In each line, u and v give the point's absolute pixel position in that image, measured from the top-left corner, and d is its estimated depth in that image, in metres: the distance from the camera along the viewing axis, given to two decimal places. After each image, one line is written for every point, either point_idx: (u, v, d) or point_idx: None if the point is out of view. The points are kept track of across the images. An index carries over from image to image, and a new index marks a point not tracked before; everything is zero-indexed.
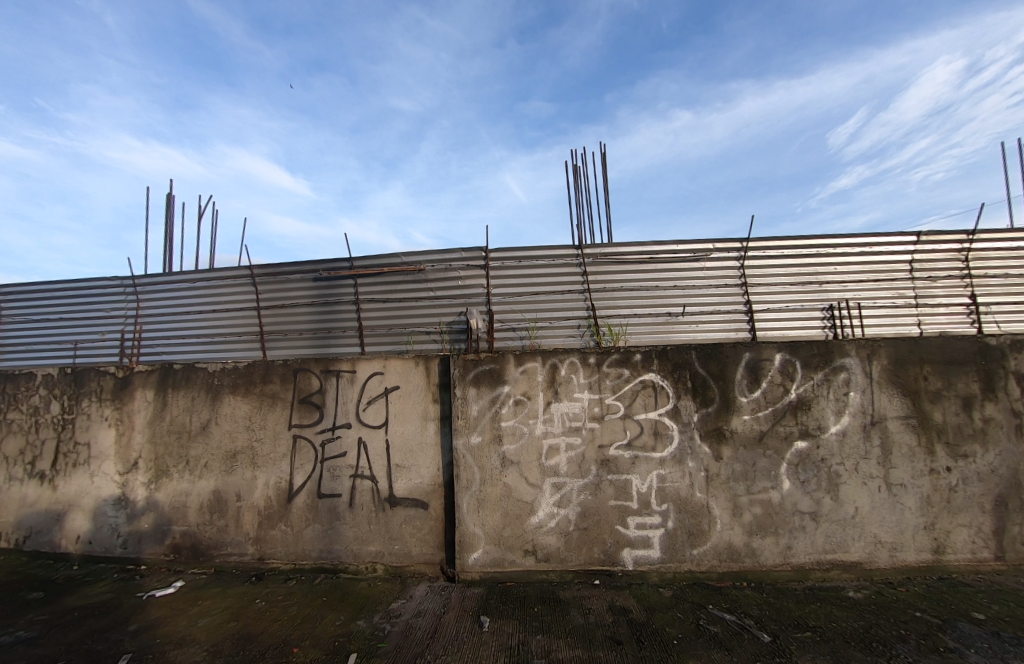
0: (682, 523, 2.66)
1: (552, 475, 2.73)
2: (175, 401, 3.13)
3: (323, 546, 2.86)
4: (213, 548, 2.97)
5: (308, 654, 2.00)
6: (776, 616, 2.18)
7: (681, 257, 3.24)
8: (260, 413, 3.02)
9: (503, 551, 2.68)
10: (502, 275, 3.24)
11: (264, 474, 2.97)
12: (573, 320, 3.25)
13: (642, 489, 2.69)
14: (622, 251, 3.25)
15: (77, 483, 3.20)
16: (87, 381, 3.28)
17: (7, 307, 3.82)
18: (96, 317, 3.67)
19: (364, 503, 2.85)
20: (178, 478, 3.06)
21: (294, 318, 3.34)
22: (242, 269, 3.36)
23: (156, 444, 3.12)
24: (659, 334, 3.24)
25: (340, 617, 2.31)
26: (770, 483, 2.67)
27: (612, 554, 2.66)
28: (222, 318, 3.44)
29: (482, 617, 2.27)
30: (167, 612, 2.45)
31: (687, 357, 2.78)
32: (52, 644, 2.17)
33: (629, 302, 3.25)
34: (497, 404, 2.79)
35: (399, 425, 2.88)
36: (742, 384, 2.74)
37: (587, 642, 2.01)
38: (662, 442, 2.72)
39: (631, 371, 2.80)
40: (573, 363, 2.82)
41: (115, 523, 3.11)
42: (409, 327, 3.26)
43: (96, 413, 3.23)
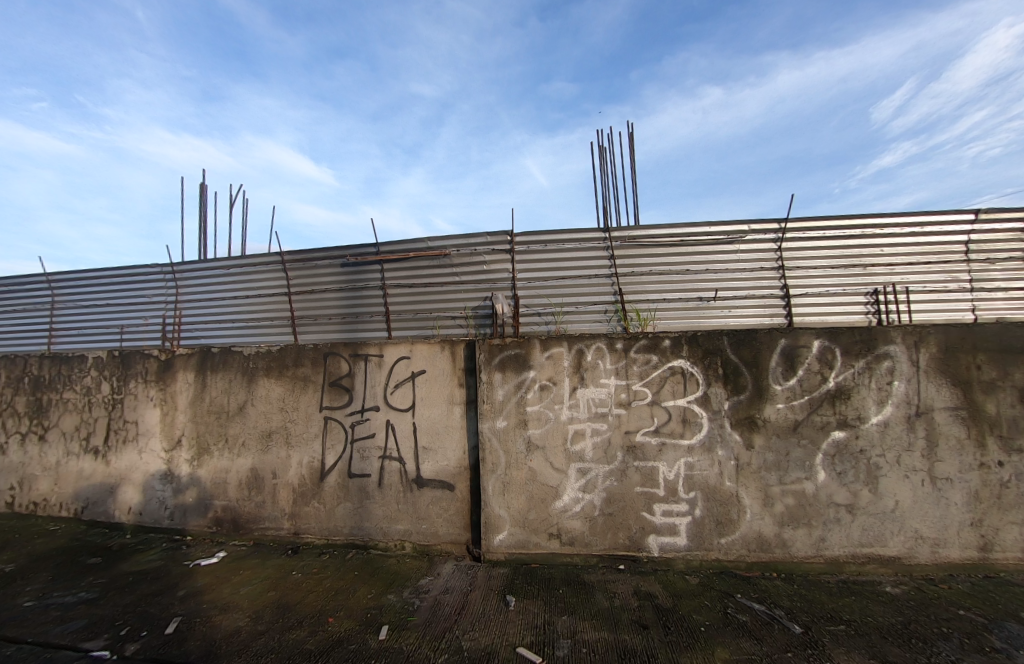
0: (710, 512, 2.60)
1: (578, 460, 2.71)
2: (214, 383, 3.27)
3: (353, 524, 2.96)
4: (251, 522, 3.12)
5: (342, 624, 2.09)
6: (808, 608, 2.12)
7: (714, 239, 3.10)
8: (293, 395, 3.12)
9: (528, 533, 2.71)
10: (527, 259, 3.19)
11: (298, 453, 3.08)
12: (599, 305, 3.18)
13: (669, 476, 2.65)
14: (651, 233, 3.13)
15: (127, 458, 3.41)
16: (133, 363, 3.46)
17: (58, 294, 4.05)
18: (139, 303, 3.85)
19: (393, 483, 2.92)
20: (218, 455, 3.21)
21: (323, 303, 3.41)
22: (273, 255, 3.44)
23: (197, 422, 3.28)
24: (689, 319, 3.14)
25: (371, 591, 2.40)
26: (805, 474, 2.57)
27: (637, 540, 2.64)
28: (255, 303, 3.55)
29: (508, 596, 2.31)
30: (212, 579, 2.61)
31: (718, 343, 2.68)
32: (110, 605, 2.35)
33: (658, 287, 3.15)
34: (522, 389, 2.78)
35: (425, 408, 2.92)
36: (776, 372, 2.63)
37: (612, 624, 2.01)
38: (690, 429, 2.66)
39: (660, 357, 2.73)
40: (600, 348, 2.77)
41: (163, 496, 3.31)
42: (435, 312, 3.29)
43: (142, 393, 3.41)
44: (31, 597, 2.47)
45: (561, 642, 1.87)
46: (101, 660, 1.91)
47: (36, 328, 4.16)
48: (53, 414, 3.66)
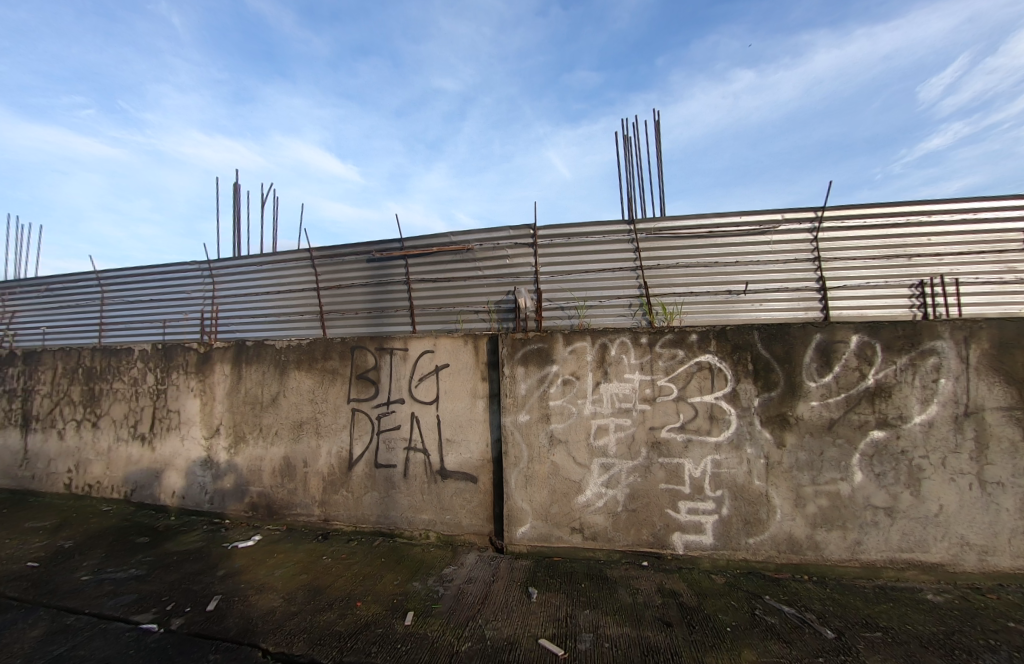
0: (738, 510, 2.54)
1: (601, 456, 2.69)
2: (249, 374, 3.42)
3: (380, 513, 3.04)
4: (284, 507, 3.25)
5: (369, 608, 2.17)
6: (842, 613, 2.04)
7: (745, 229, 2.98)
8: (323, 387, 3.22)
9: (551, 527, 2.72)
10: (550, 253, 3.16)
11: (327, 442, 3.18)
12: (624, 298, 3.13)
13: (695, 473, 2.59)
14: (678, 224, 3.04)
15: (171, 445, 3.62)
16: (175, 355, 3.66)
17: (107, 290, 4.31)
18: (179, 299, 4.05)
19: (418, 473, 2.98)
20: (253, 443, 3.36)
21: (350, 298, 3.49)
22: (303, 252, 3.54)
23: (234, 412, 3.43)
24: (717, 313, 3.04)
25: (397, 577, 2.47)
26: (840, 474, 2.46)
27: (661, 538, 2.60)
28: (286, 298, 3.67)
29: (531, 588, 2.33)
30: (248, 561, 2.75)
31: (748, 338, 2.59)
32: (157, 582, 2.52)
33: (685, 280, 3.07)
34: (545, 383, 2.77)
35: (449, 402, 2.96)
36: (811, 368, 2.52)
37: (635, 620, 2.00)
38: (718, 426, 2.59)
39: (686, 352, 2.67)
40: (624, 342, 2.73)
41: (203, 481, 3.50)
42: (459, 306, 3.31)
43: (183, 383, 3.61)
44: (88, 571, 2.68)
45: (582, 636, 1.87)
46: (150, 632, 2.04)
47: (87, 322, 4.44)
48: (104, 403, 3.92)
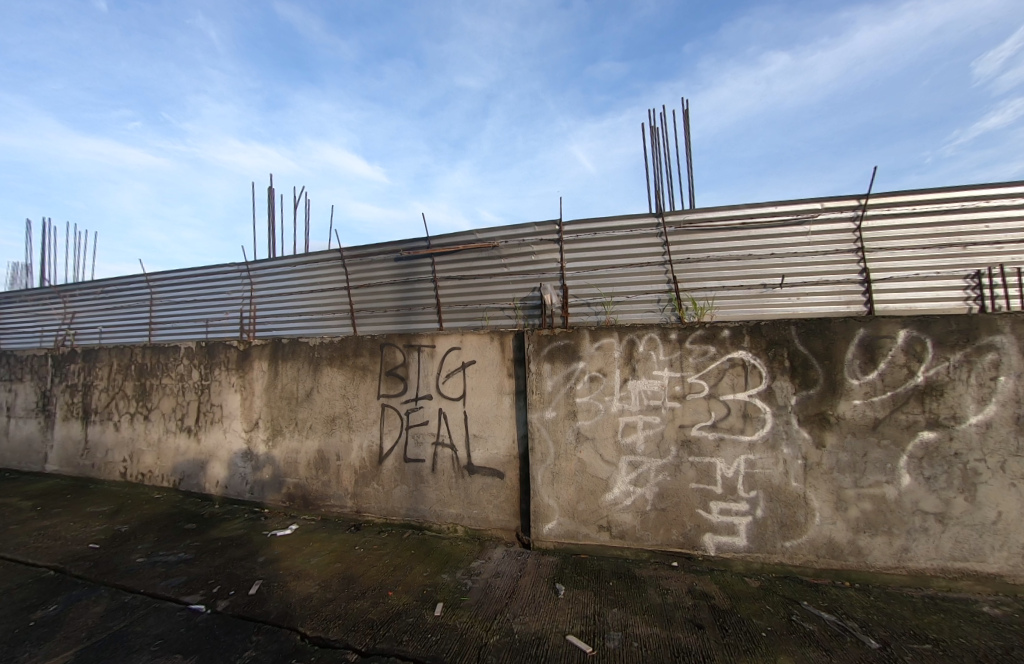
0: (774, 512, 2.44)
1: (629, 453, 2.65)
2: (285, 371, 3.56)
3: (409, 506, 3.12)
4: (319, 498, 3.38)
5: (400, 598, 2.22)
6: (887, 622, 1.94)
7: (782, 219, 2.84)
8: (354, 383, 3.32)
9: (578, 524, 2.70)
10: (576, 248, 3.13)
11: (359, 436, 3.28)
12: (652, 294, 3.06)
13: (727, 473, 2.52)
14: (708, 216, 2.94)
15: (214, 437, 3.82)
16: (217, 352, 3.86)
17: (156, 291, 4.58)
18: (220, 299, 4.26)
19: (445, 468, 3.03)
20: (290, 436, 3.51)
21: (379, 296, 3.57)
22: (334, 252, 3.66)
23: (271, 407, 3.59)
24: (751, 307, 2.93)
25: (426, 569, 2.53)
26: (885, 477, 2.33)
27: (692, 538, 2.55)
28: (318, 297, 3.79)
29: (558, 585, 2.33)
30: (286, 549, 2.87)
31: (785, 333, 2.48)
32: (204, 565, 2.67)
33: (716, 273, 2.96)
34: (572, 380, 2.76)
35: (476, 398, 2.99)
36: (854, 365, 2.39)
37: (665, 621, 1.97)
38: (752, 425, 2.50)
39: (718, 348, 2.59)
40: (653, 338, 2.68)
41: (244, 472, 3.68)
42: (484, 304, 3.33)
43: (225, 379, 3.80)
44: (143, 554, 2.88)
45: (611, 635, 1.86)
46: (199, 612, 2.17)
47: (138, 321, 4.73)
48: (154, 397, 4.18)
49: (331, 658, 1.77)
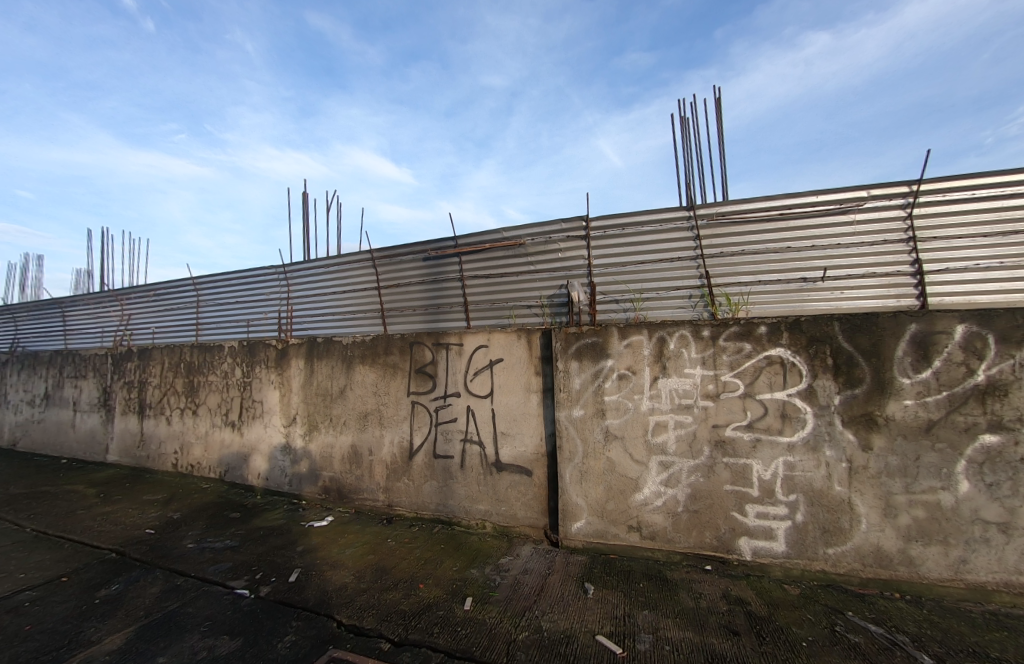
0: (815, 517, 2.33)
1: (660, 453, 2.60)
2: (320, 368, 3.71)
3: (439, 501, 3.18)
4: (353, 492, 3.50)
5: (431, 591, 2.28)
6: (943, 638, 1.81)
7: (825, 208, 2.68)
8: (385, 380, 3.41)
9: (607, 523, 2.67)
10: (603, 245, 3.09)
11: (390, 432, 3.37)
12: (683, 289, 2.97)
13: (764, 475, 2.42)
14: (743, 208, 2.82)
15: (256, 432, 4.03)
16: (258, 351, 4.07)
17: (202, 293, 4.86)
18: (259, 300, 4.47)
19: (474, 465, 3.07)
20: (325, 432, 3.65)
21: (408, 295, 3.64)
22: (365, 253, 3.76)
23: (308, 403, 3.74)
24: (790, 303, 2.77)
25: (456, 563, 2.57)
26: (940, 483, 2.17)
27: (726, 541, 2.47)
28: (350, 297, 3.91)
29: (587, 584, 2.31)
30: (323, 539, 3.00)
31: (827, 330, 2.35)
32: (248, 553, 2.83)
33: (752, 267, 2.84)
34: (600, 379, 2.73)
35: (504, 395, 3.01)
36: (904, 363, 2.23)
37: (698, 625, 1.92)
38: (791, 425, 2.39)
39: (754, 346, 2.49)
40: (684, 336, 2.61)
41: (283, 465, 3.86)
42: (511, 301, 3.34)
43: (265, 376, 3.99)
44: (193, 540, 3.08)
45: (642, 637, 1.83)
46: (243, 597, 2.30)
47: (185, 322, 5.04)
48: (201, 393, 4.44)
49: (366, 646, 1.83)
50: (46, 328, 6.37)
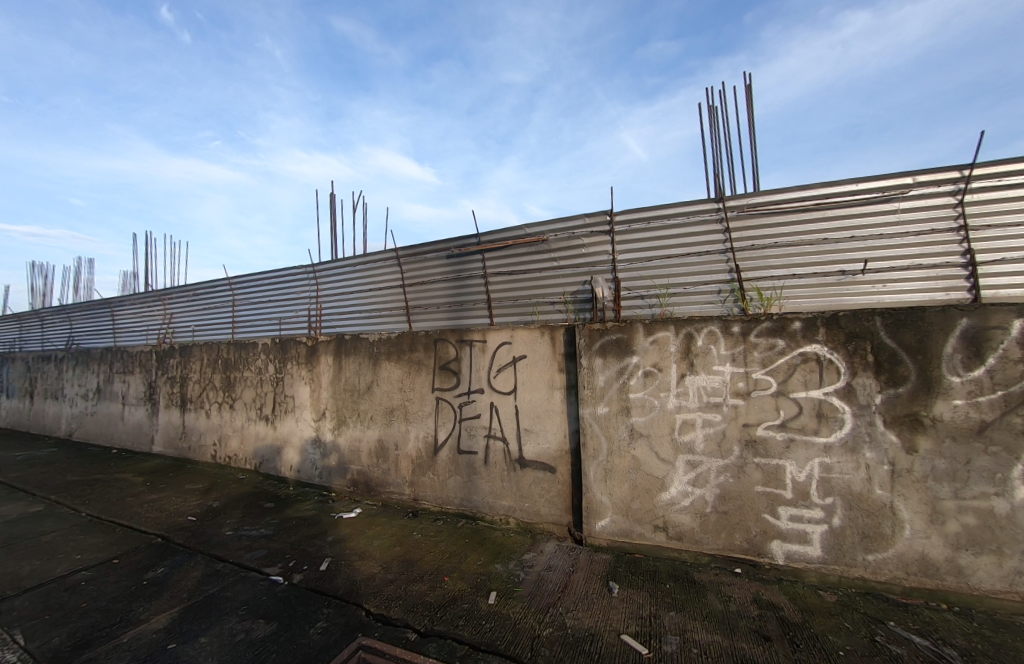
0: (854, 522, 2.22)
1: (687, 452, 2.54)
2: (348, 365, 3.81)
3: (463, 496, 3.22)
4: (380, 485, 3.59)
5: (456, 584, 2.31)
6: (996, 653, 1.70)
7: (866, 197, 2.53)
8: (410, 377, 3.48)
9: (632, 522, 2.64)
10: (628, 240, 3.04)
11: (415, 428, 3.44)
12: (711, 284, 2.88)
13: (799, 477, 2.33)
14: (776, 199, 2.71)
15: (288, 425, 4.19)
16: (290, 348, 4.23)
17: (237, 293, 5.08)
18: (290, 299, 4.64)
19: (497, 461, 3.09)
20: (353, 426, 3.75)
21: (432, 293, 3.69)
22: (390, 252, 3.84)
23: (337, 398, 3.86)
24: (827, 297, 2.64)
25: (481, 558, 2.60)
26: (994, 489, 2.02)
27: (757, 544, 2.39)
28: (376, 295, 3.99)
29: (612, 583, 2.29)
30: (352, 530, 3.09)
31: (868, 325, 2.23)
32: (282, 541, 2.95)
33: (786, 260, 2.72)
34: (625, 376, 2.69)
35: (527, 392, 3.01)
36: (954, 360, 2.09)
37: (727, 629, 1.87)
38: (828, 425, 2.29)
39: (787, 342, 2.39)
40: (712, 332, 2.54)
41: (314, 458, 3.99)
42: (534, 298, 3.33)
43: (296, 372, 4.14)
44: (231, 527, 3.23)
45: (668, 638, 1.80)
46: (278, 583, 2.40)
47: (222, 320, 5.28)
48: (237, 388, 4.65)
49: (393, 635, 1.88)
50: (97, 327, 6.81)
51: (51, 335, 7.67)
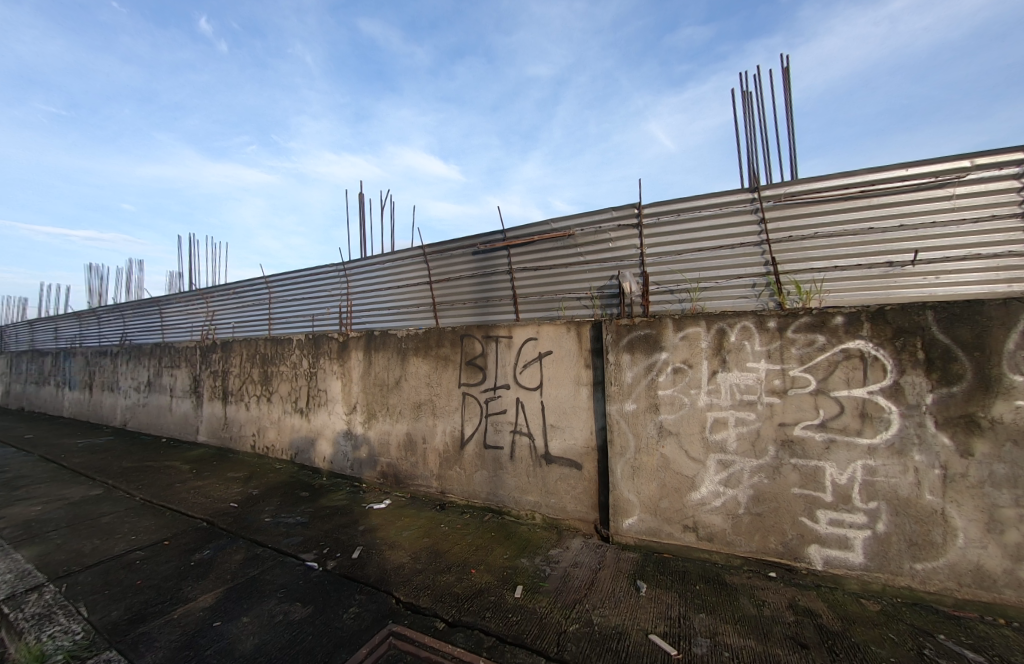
0: (900, 528, 2.10)
1: (719, 452, 2.47)
2: (377, 360, 3.92)
3: (489, 490, 3.25)
4: (408, 477, 3.68)
5: (483, 576, 2.34)
6: None
7: (920, 180, 2.33)
8: (437, 372, 3.54)
9: (661, 522, 2.59)
10: (657, 233, 2.97)
11: (442, 422, 3.50)
12: (745, 278, 2.78)
13: (840, 479, 2.22)
14: (816, 187, 2.57)
15: (321, 418, 4.35)
16: (323, 344, 4.38)
17: (274, 291, 5.31)
18: (322, 296, 4.80)
19: (523, 456, 3.10)
20: (383, 420, 3.86)
21: (458, 289, 3.73)
22: (417, 249, 3.90)
23: (367, 393, 3.97)
24: (872, 290, 2.51)
25: (507, 552, 2.63)
26: None
27: (793, 548, 2.30)
28: (404, 292, 4.08)
29: (639, 582, 2.27)
30: (382, 521, 3.19)
31: (919, 320, 2.09)
32: (317, 529, 3.07)
33: (827, 252, 2.58)
34: (653, 372, 2.64)
35: (553, 388, 3.00)
36: (1018, 357, 1.92)
37: (761, 634, 1.81)
38: (872, 426, 2.17)
39: (828, 338, 2.28)
40: (746, 327, 2.45)
41: (346, 450, 4.14)
42: (561, 293, 3.31)
43: (329, 367, 4.29)
44: (270, 514, 3.40)
45: (698, 640, 1.76)
46: (313, 569, 2.51)
47: (260, 317, 5.52)
48: (273, 382, 4.87)
49: (422, 623, 1.93)
50: (147, 324, 7.28)
51: (107, 332, 8.24)
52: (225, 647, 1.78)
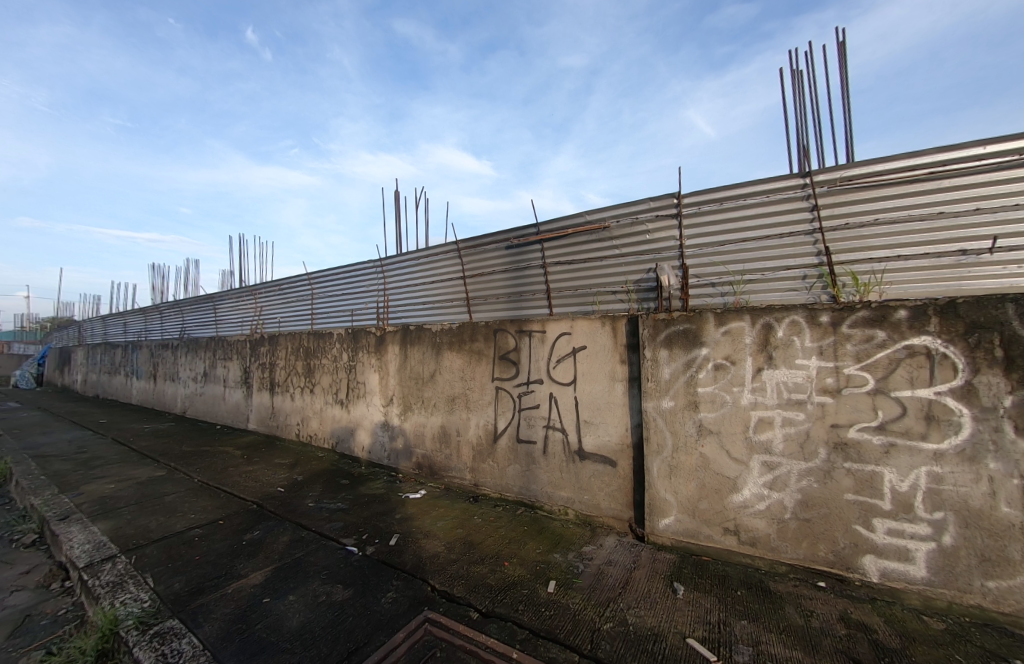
0: (970, 542, 1.91)
1: (763, 452, 2.36)
2: (413, 354, 4.02)
3: (522, 484, 3.27)
4: (443, 469, 3.77)
5: (515, 569, 2.36)
6: None
7: (1002, 157, 2.08)
8: (471, 366, 3.59)
9: (699, 523, 2.51)
10: (697, 223, 2.85)
11: (476, 415, 3.54)
12: (795, 270, 2.63)
13: (900, 487, 2.06)
14: (876, 169, 2.36)
15: (360, 409, 4.53)
16: (362, 338, 4.55)
17: (316, 288, 5.54)
18: (361, 292, 4.96)
19: (556, 452, 3.09)
20: (418, 412, 3.96)
21: (491, 284, 3.75)
22: (451, 245, 3.96)
23: (403, 385, 4.09)
24: (942, 281, 2.27)
25: (540, 546, 2.63)
26: None
27: (845, 557, 2.16)
28: (439, 288, 4.15)
29: (676, 584, 2.21)
30: (418, 510, 3.28)
31: (997, 314, 1.89)
32: (357, 515, 3.21)
33: (889, 240, 2.38)
34: (693, 368, 2.55)
35: (587, 384, 2.97)
36: None
37: (809, 646, 1.72)
38: (940, 430, 1.99)
39: (889, 333, 2.11)
40: (796, 322, 2.31)
41: (383, 440, 4.28)
42: (595, 288, 3.26)
43: (367, 360, 4.45)
44: (313, 500, 3.58)
45: (740, 648, 1.70)
46: (353, 554, 2.62)
47: (303, 313, 5.80)
48: (316, 374, 5.12)
49: (456, 612, 1.97)
50: (203, 319, 7.83)
51: (168, 326, 8.93)
52: (273, 623, 1.89)
